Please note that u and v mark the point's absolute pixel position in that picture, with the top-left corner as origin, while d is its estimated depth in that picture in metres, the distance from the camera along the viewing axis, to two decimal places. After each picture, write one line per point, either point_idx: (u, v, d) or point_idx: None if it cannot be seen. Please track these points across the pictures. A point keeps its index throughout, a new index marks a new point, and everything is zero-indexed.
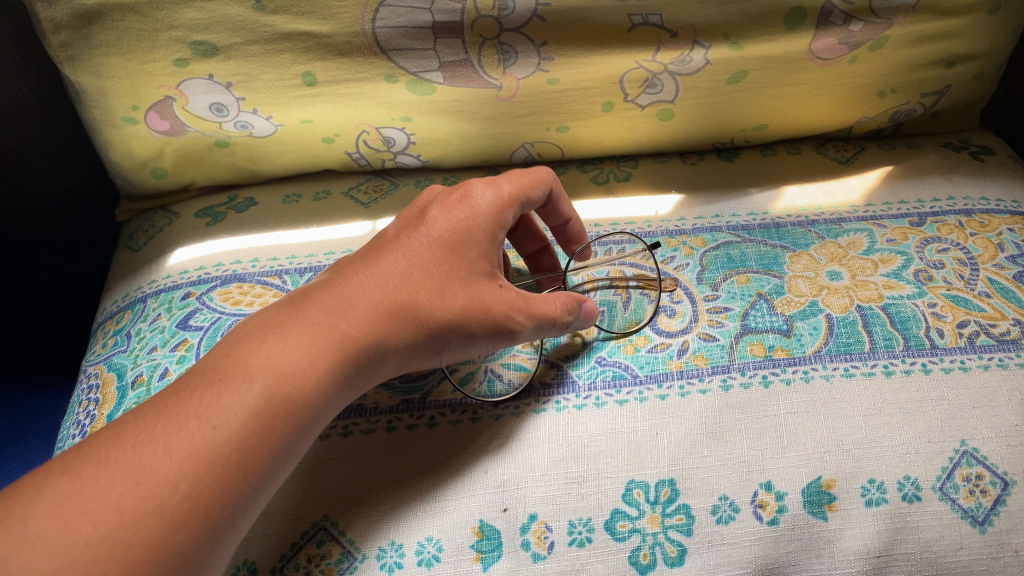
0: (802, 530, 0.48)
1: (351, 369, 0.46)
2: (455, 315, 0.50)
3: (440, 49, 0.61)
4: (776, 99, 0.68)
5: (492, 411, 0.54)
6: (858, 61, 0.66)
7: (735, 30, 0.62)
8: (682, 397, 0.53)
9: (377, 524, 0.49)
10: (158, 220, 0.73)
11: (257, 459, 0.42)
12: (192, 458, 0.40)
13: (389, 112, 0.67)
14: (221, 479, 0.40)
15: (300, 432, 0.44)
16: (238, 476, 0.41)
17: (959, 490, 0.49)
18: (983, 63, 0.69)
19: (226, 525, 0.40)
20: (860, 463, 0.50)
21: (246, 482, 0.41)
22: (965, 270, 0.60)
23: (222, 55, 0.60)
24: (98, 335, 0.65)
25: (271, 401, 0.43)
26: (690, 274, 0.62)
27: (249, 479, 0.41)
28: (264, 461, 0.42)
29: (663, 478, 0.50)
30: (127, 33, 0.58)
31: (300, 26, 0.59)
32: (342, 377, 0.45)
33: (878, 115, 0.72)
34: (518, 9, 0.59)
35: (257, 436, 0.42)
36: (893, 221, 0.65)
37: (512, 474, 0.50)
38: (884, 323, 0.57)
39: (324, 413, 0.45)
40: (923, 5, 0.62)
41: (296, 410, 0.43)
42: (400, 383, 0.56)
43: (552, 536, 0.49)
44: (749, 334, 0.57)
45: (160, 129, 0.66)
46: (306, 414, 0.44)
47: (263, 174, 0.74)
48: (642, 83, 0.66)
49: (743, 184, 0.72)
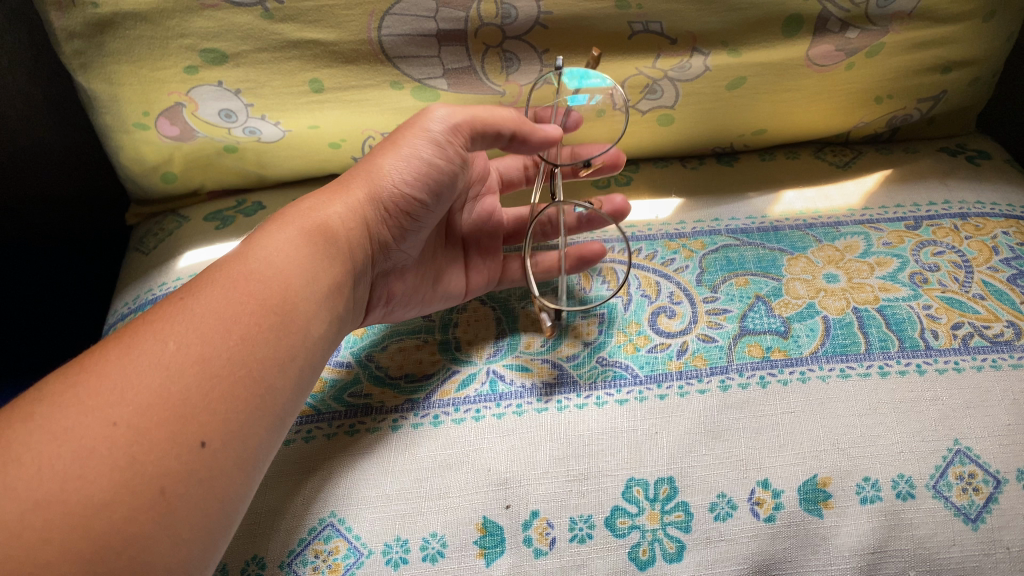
0: (798, 526, 0.49)
1: (304, 243, 0.53)
2: (374, 174, 0.57)
3: (444, 56, 0.63)
4: (774, 104, 0.69)
5: (495, 410, 0.55)
6: (855, 67, 0.67)
7: (734, 37, 0.63)
8: (681, 397, 0.54)
9: (383, 520, 0.51)
10: (168, 223, 0.75)
11: (233, 338, 0.47)
12: (183, 353, 0.45)
13: (394, 118, 0.68)
14: (206, 361, 0.45)
15: (269, 308, 0.49)
16: (221, 355, 0.46)
17: (952, 488, 0.50)
18: (979, 70, 0.70)
19: (229, 407, 0.45)
20: (855, 461, 0.51)
21: (229, 351, 0.46)
22: (959, 273, 0.61)
23: (231, 62, 0.62)
24: (109, 336, 0.67)
25: (244, 285, 0.49)
26: (689, 276, 0.63)
27: (234, 359, 0.46)
28: (246, 336, 0.47)
29: (662, 476, 0.51)
30: (139, 41, 0.59)
31: (308, 34, 0.60)
32: (295, 248, 0.53)
33: (876, 120, 0.73)
34: (520, 17, 0.61)
35: (231, 314, 0.48)
36: (890, 224, 0.66)
37: (514, 471, 0.52)
38: (879, 324, 0.58)
39: (294, 285, 0.51)
40: (917, 13, 0.63)
41: (267, 289, 0.50)
42: (406, 383, 0.58)
43: (554, 532, 0.50)
44: (748, 335, 0.58)
45: (171, 134, 0.67)
46: (276, 292, 0.50)
47: (270, 179, 0.76)
48: (642, 89, 0.67)
49: (743, 188, 0.73)
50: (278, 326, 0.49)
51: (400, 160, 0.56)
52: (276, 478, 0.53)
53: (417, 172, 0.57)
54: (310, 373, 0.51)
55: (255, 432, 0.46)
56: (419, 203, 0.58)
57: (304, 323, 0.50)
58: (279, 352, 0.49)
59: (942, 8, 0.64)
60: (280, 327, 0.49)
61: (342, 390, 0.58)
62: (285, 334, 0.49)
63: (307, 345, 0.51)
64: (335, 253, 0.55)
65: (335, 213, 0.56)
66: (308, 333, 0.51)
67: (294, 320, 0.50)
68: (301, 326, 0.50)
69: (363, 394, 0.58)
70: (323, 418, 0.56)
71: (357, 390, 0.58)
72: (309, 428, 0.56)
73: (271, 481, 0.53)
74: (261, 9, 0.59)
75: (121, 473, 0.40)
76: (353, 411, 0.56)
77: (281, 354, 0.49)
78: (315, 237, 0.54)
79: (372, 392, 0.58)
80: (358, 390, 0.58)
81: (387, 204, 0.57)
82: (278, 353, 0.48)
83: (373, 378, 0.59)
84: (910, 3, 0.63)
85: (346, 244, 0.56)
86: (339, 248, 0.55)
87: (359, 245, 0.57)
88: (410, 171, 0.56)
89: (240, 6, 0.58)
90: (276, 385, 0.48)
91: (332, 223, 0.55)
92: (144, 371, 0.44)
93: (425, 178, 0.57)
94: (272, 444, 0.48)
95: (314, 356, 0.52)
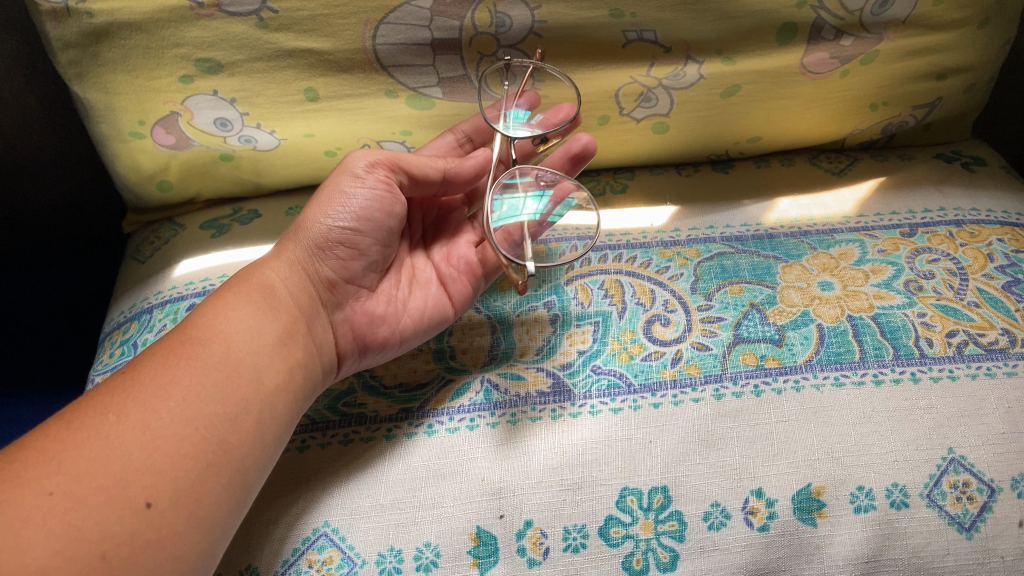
0: (792, 536, 0.49)
1: (242, 301, 0.54)
2: (308, 224, 0.58)
3: (439, 65, 0.63)
4: (769, 112, 0.69)
5: (489, 419, 0.55)
6: (850, 75, 0.67)
7: (728, 45, 0.63)
8: (675, 406, 0.54)
9: (376, 530, 0.51)
10: (164, 232, 0.75)
11: (175, 401, 0.46)
12: (126, 419, 0.45)
13: (390, 127, 0.68)
14: (147, 426, 0.45)
15: (210, 367, 0.49)
16: (163, 418, 0.45)
17: (946, 497, 0.50)
18: (974, 76, 0.70)
19: (176, 466, 0.44)
20: (849, 470, 0.51)
21: (171, 414, 0.46)
22: (954, 281, 0.61)
23: (226, 72, 0.62)
24: (105, 345, 0.67)
25: (183, 351, 0.49)
26: (684, 284, 0.63)
27: (178, 420, 0.46)
28: (189, 396, 0.47)
29: (656, 485, 0.51)
30: (134, 51, 0.60)
31: (302, 43, 0.61)
32: (233, 306, 0.53)
33: (871, 127, 0.73)
34: (515, 26, 0.61)
35: (171, 378, 0.47)
36: (885, 231, 0.66)
37: (508, 481, 0.52)
38: (874, 332, 0.58)
39: (234, 343, 0.50)
40: (912, 21, 0.64)
41: (206, 351, 0.49)
42: (400, 393, 0.58)
43: (547, 542, 0.50)
44: (742, 344, 0.58)
45: (166, 143, 0.67)
46: (216, 353, 0.49)
47: (266, 187, 0.76)
48: (637, 97, 0.67)
49: (738, 195, 0.73)
50: (221, 382, 0.48)
51: (334, 205, 0.58)
52: (270, 488, 0.53)
53: (348, 208, 0.58)
54: (274, 424, 0.50)
55: (211, 489, 0.45)
56: (360, 240, 0.59)
57: (252, 374, 0.50)
58: (228, 405, 0.48)
59: (936, 15, 0.64)
60: (224, 383, 0.48)
61: (337, 399, 0.58)
62: (230, 387, 0.49)
63: (262, 397, 0.50)
64: (278, 303, 0.55)
65: (272, 269, 0.57)
66: (261, 384, 0.50)
67: (241, 373, 0.49)
68: (250, 378, 0.50)
69: (357, 404, 0.58)
70: (317, 428, 0.56)
71: (351, 400, 0.58)
72: (303, 438, 0.56)
73: (265, 491, 0.53)
74: (255, 18, 0.59)
75: (67, 530, 0.40)
76: (347, 420, 0.57)
77: (230, 408, 0.48)
78: (254, 294, 0.54)
79: (366, 402, 0.58)
80: (352, 399, 0.58)
81: (325, 244, 0.58)
82: (227, 406, 0.48)
83: (368, 388, 0.59)
84: (904, 10, 0.63)
85: (290, 298, 0.56)
86: (282, 299, 0.55)
87: (303, 290, 0.57)
88: (343, 209, 0.58)
89: (235, 16, 0.59)
90: (231, 439, 0.47)
91: (269, 278, 0.56)
92: (95, 434, 0.44)
93: (361, 212, 0.58)
94: (238, 501, 0.47)
95: (276, 406, 0.51)
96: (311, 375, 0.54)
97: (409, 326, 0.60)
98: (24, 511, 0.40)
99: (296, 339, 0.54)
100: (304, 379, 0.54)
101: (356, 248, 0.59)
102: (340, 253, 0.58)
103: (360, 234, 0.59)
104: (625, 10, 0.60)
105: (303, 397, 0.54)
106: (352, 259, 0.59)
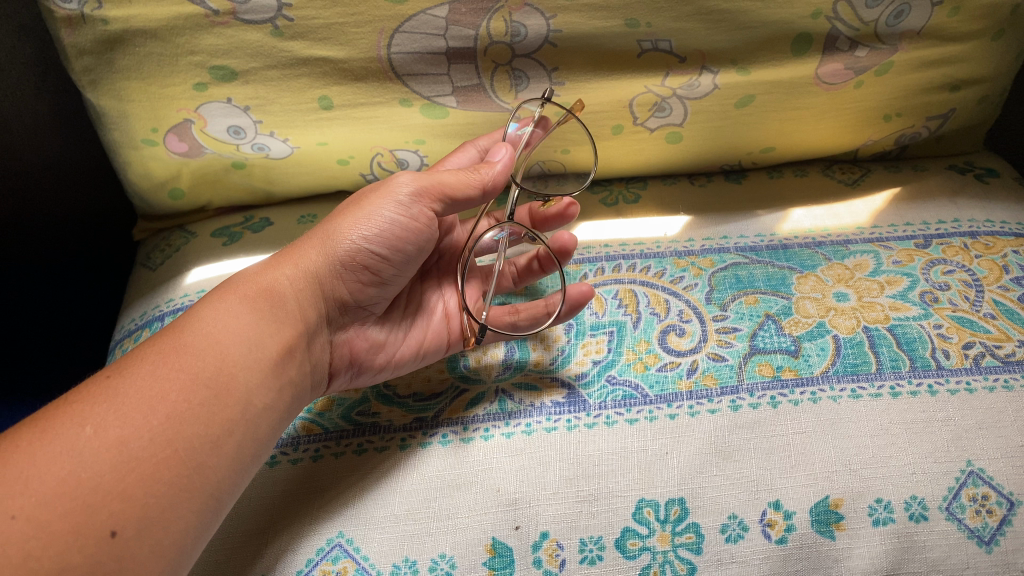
0: (811, 548, 0.49)
1: (247, 310, 0.52)
2: (338, 236, 0.56)
3: (453, 74, 0.63)
4: (782, 122, 0.69)
5: (504, 429, 0.55)
6: (863, 86, 0.67)
7: (743, 56, 0.63)
8: (691, 417, 0.54)
9: (390, 540, 0.50)
10: (175, 239, 0.75)
11: (158, 418, 0.45)
12: (106, 433, 0.43)
13: (403, 135, 0.68)
14: (126, 444, 0.43)
15: (201, 383, 0.47)
16: (142, 438, 0.44)
17: (965, 510, 0.49)
18: (987, 88, 0.70)
19: (149, 490, 0.43)
20: (867, 482, 0.50)
21: (150, 434, 0.44)
22: (970, 292, 0.61)
23: (241, 79, 0.62)
24: (115, 352, 0.66)
25: (173, 360, 0.48)
26: (698, 294, 0.63)
27: (157, 440, 0.44)
28: (172, 415, 0.45)
29: (673, 497, 0.51)
30: (148, 58, 0.59)
31: (317, 51, 0.60)
32: (234, 314, 0.52)
33: (883, 139, 0.73)
34: (530, 35, 0.61)
35: (158, 392, 0.46)
36: (900, 243, 0.66)
37: (523, 492, 0.51)
38: (890, 344, 0.57)
39: (229, 357, 0.49)
40: (926, 32, 0.63)
41: (197, 364, 0.48)
42: (414, 402, 0.58)
43: (564, 554, 0.49)
44: (757, 354, 0.58)
45: (179, 150, 0.67)
46: (208, 368, 0.48)
47: (279, 196, 0.76)
48: (651, 107, 0.67)
49: (752, 206, 0.73)
50: (209, 401, 0.47)
51: (365, 222, 0.56)
52: (284, 498, 0.53)
53: (380, 230, 0.56)
54: (254, 444, 0.49)
55: (183, 516, 0.44)
56: (382, 264, 0.57)
57: (241, 395, 0.49)
58: (213, 427, 0.47)
59: (951, 27, 0.64)
60: (212, 402, 0.47)
61: (350, 408, 0.58)
62: (218, 407, 0.47)
63: (247, 417, 0.49)
64: (283, 316, 0.53)
65: (284, 273, 0.55)
66: (248, 405, 0.49)
67: (230, 391, 0.48)
68: (239, 398, 0.49)
69: (371, 413, 0.58)
70: (330, 437, 0.56)
71: (365, 409, 0.58)
72: (316, 447, 0.55)
73: (278, 502, 0.53)
74: (271, 26, 0.59)
75: (25, 560, 0.39)
76: (361, 429, 0.56)
77: (214, 430, 0.47)
78: (260, 302, 0.53)
79: (380, 411, 0.58)
80: (366, 408, 0.58)
81: (348, 263, 0.56)
82: (210, 428, 0.47)
83: (381, 397, 0.59)
84: (919, 22, 0.63)
85: (296, 308, 0.55)
86: (287, 311, 0.54)
87: (312, 305, 0.56)
88: (374, 231, 0.56)
89: (250, 24, 0.58)
90: (210, 464, 0.46)
91: (281, 285, 0.54)
92: (73, 446, 0.43)
93: (394, 241, 0.56)
94: (209, 524, 0.46)
95: (260, 426, 0.50)
96: (297, 395, 0.54)
97: (404, 352, 0.60)
98: (8, 523, 0.39)
99: (294, 357, 0.53)
100: (292, 398, 0.53)
101: (376, 273, 0.58)
102: (361, 275, 0.57)
103: (385, 258, 0.57)
104: (640, 20, 0.60)
105: (288, 415, 0.53)
106: (368, 282, 0.58)
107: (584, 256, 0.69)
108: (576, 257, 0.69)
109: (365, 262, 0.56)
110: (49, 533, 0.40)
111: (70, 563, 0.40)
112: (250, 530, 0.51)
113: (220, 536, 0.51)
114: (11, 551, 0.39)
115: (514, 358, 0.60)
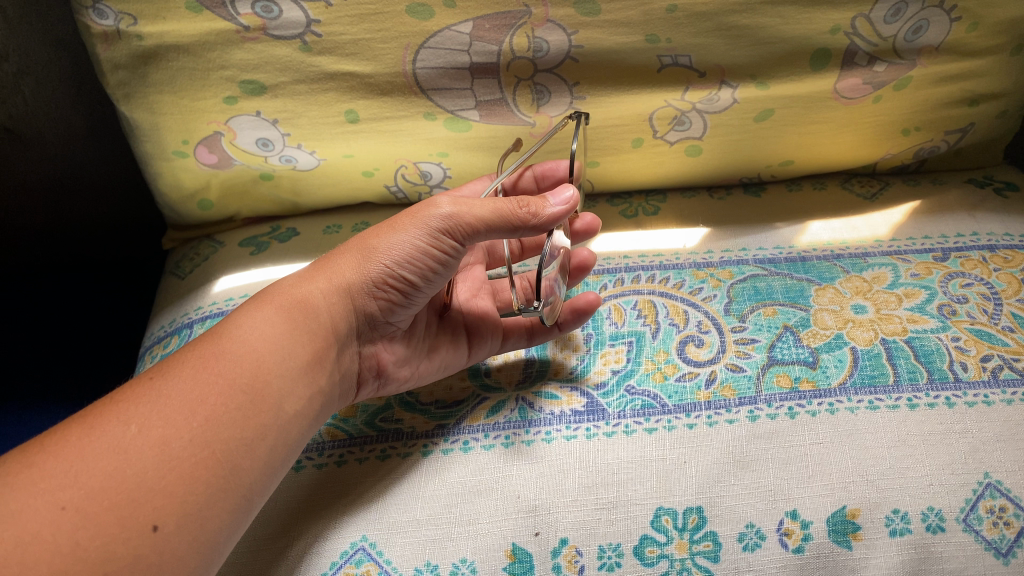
0: (828, 558, 0.49)
1: (281, 319, 0.53)
2: (370, 259, 0.55)
3: (477, 89, 0.64)
4: (800, 137, 0.70)
5: (525, 436, 0.56)
6: (882, 100, 0.67)
7: (762, 71, 0.64)
8: (710, 427, 0.55)
9: (413, 545, 0.51)
10: (204, 249, 0.77)
11: (197, 420, 0.46)
12: (149, 432, 0.45)
13: (427, 148, 0.70)
14: (168, 443, 0.45)
15: (237, 388, 0.49)
16: (182, 439, 0.45)
17: (982, 521, 0.50)
18: (1006, 102, 0.70)
19: (190, 489, 0.44)
20: (884, 493, 0.51)
21: (190, 434, 0.46)
22: (988, 305, 0.62)
23: (270, 93, 0.63)
24: (145, 358, 0.68)
25: (212, 365, 0.49)
26: (717, 306, 0.64)
27: (196, 441, 0.46)
28: (211, 418, 0.47)
29: (690, 505, 0.51)
30: (180, 73, 0.61)
31: (344, 67, 0.62)
32: (269, 322, 0.52)
33: (902, 153, 0.74)
34: (552, 50, 0.62)
35: (197, 394, 0.47)
36: (917, 255, 0.67)
37: (544, 499, 0.52)
38: (908, 356, 0.58)
39: (266, 364, 0.51)
40: (945, 47, 0.64)
41: (235, 369, 0.49)
42: (436, 410, 0.59)
43: (582, 560, 0.50)
44: (776, 366, 0.58)
45: (209, 162, 0.69)
46: (246, 373, 0.49)
47: (305, 207, 0.78)
48: (671, 121, 0.68)
49: (770, 219, 0.74)
50: (245, 405, 0.48)
51: (396, 251, 0.54)
52: (310, 502, 0.54)
53: (412, 261, 0.55)
54: (284, 450, 0.51)
55: (217, 515, 0.45)
56: (414, 287, 0.56)
57: (275, 400, 0.50)
58: (248, 430, 0.48)
59: (969, 43, 0.64)
60: (248, 406, 0.49)
61: (373, 415, 0.60)
62: (253, 411, 0.49)
63: (280, 422, 0.50)
64: (315, 328, 0.54)
65: (318, 285, 0.55)
66: (280, 410, 0.50)
67: (264, 397, 0.50)
68: (272, 403, 0.50)
69: (394, 419, 0.59)
70: (354, 443, 0.57)
71: (388, 416, 0.59)
72: (341, 453, 0.57)
73: (303, 506, 0.54)
74: (299, 41, 0.60)
75: (72, 549, 0.40)
76: (384, 436, 0.58)
77: (248, 433, 0.48)
78: (295, 312, 0.54)
79: (403, 418, 0.59)
80: (389, 415, 0.59)
81: (380, 286, 0.56)
82: (246, 431, 0.48)
83: (404, 405, 0.60)
84: (937, 37, 0.63)
85: (327, 321, 0.55)
86: (319, 323, 0.54)
87: (345, 318, 0.56)
88: (405, 262, 0.55)
89: (279, 39, 0.60)
90: (245, 463, 0.47)
91: (314, 296, 0.55)
92: (119, 444, 0.44)
93: (424, 267, 0.55)
94: (238, 524, 0.47)
95: (291, 432, 0.51)
96: (327, 403, 0.55)
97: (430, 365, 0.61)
98: (58, 514, 0.41)
99: (324, 367, 0.54)
100: (322, 405, 0.54)
101: (407, 295, 0.57)
102: (392, 296, 0.56)
103: (417, 284, 0.56)
104: (661, 36, 0.61)
105: (316, 421, 0.54)
106: (401, 302, 0.57)
107: (603, 266, 0.71)
108: (598, 267, 0.71)
109: (394, 286, 0.55)
110: (96, 523, 0.41)
111: (114, 554, 0.41)
112: (276, 535, 0.52)
113: (246, 539, 0.52)
114: (60, 540, 0.40)
115: (528, 367, 0.62)
